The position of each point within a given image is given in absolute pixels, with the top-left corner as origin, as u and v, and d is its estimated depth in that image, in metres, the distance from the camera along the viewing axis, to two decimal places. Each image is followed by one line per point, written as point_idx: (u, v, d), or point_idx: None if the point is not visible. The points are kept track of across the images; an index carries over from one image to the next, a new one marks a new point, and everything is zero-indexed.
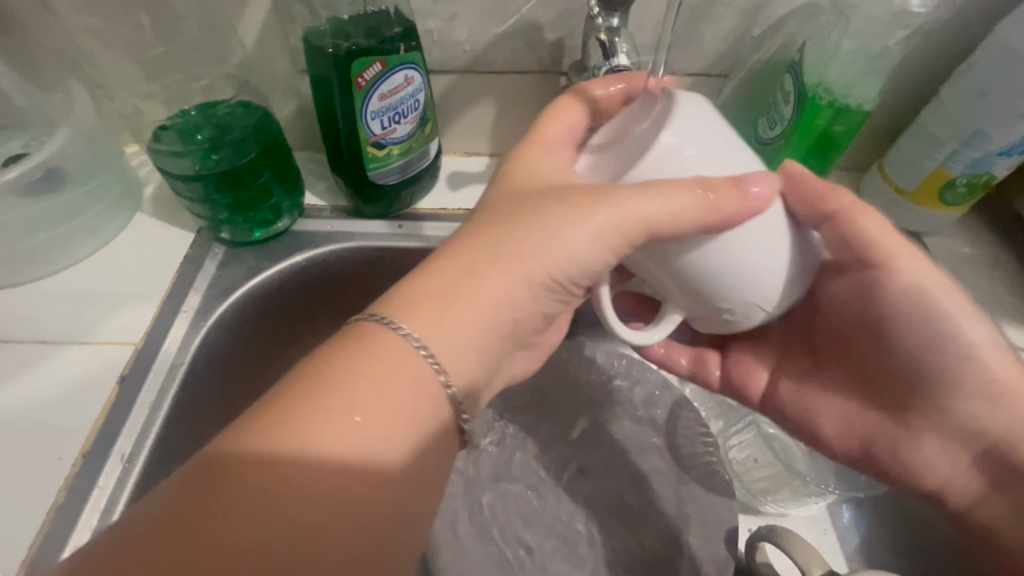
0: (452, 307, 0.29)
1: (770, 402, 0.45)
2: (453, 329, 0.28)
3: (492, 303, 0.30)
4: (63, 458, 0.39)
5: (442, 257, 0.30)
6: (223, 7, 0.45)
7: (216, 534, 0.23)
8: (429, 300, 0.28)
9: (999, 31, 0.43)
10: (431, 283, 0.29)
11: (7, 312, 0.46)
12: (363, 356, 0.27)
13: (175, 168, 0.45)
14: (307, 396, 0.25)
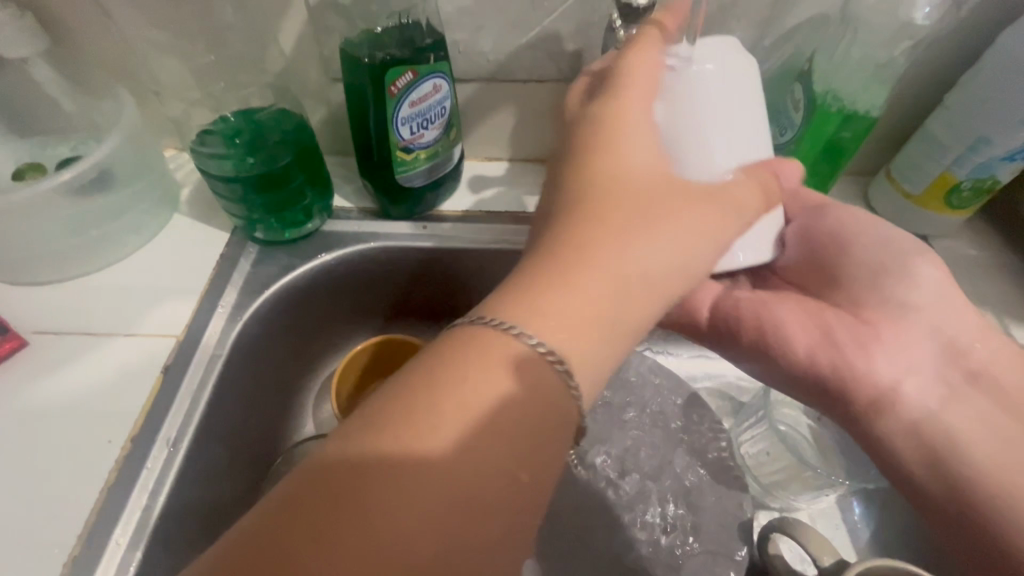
0: (578, 305, 0.29)
1: (724, 310, 0.44)
2: (575, 329, 0.28)
3: (611, 305, 0.29)
4: (113, 442, 0.42)
5: (565, 253, 0.30)
6: (264, 20, 0.47)
7: (351, 527, 0.23)
8: (555, 299, 0.29)
9: (1002, 42, 0.45)
10: (543, 288, 0.29)
11: (56, 305, 0.49)
12: (496, 360, 0.27)
13: (214, 170, 0.48)
14: (442, 400, 0.26)
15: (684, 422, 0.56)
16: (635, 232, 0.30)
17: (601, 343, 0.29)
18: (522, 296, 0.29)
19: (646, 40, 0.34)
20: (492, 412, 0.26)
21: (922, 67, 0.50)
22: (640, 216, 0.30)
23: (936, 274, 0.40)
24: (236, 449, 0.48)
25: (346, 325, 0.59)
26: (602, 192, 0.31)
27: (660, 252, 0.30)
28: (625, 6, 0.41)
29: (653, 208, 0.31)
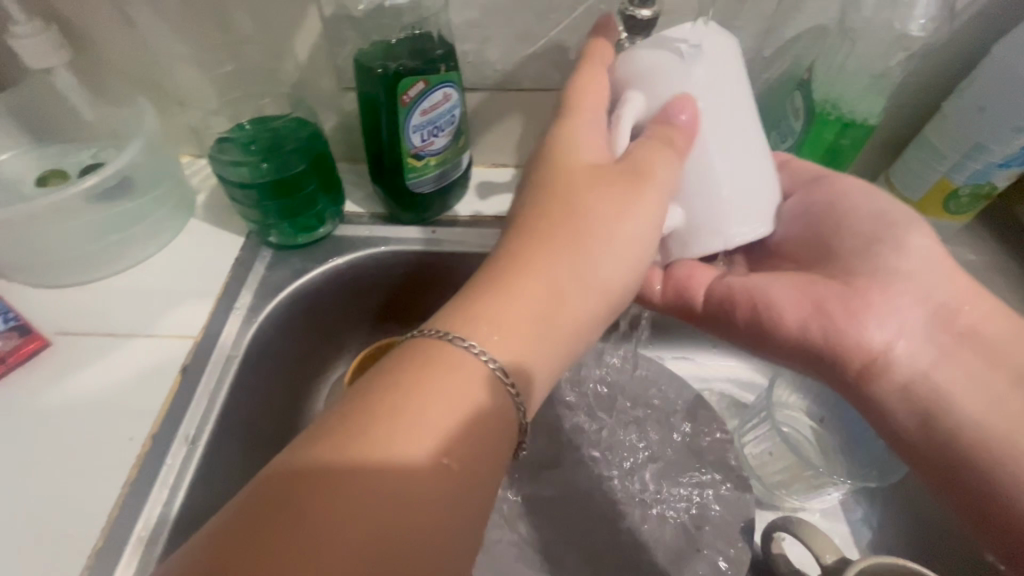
0: (513, 311, 0.32)
1: (719, 288, 0.45)
2: (514, 331, 0.31)
3: (547, 311, 0.32)
4: (134, 439, 0.43)
5: (500, 269, 0.33)
6: (280, 32, 0.49)
7: (300, 537, 0.24)
8: (492, 307, 0.32)
9: (997, 52, 0.47)
10: (489, 301, 0.32)
11: (77, 307, 0.50)
12: (434, 363, 0.29)
13: (231, 175, 0.49)
14: (384, 403, 0.28)
15: (687, 423, 0.57)
16: (573, 249, 0.33)
17: (537, 352, 0.32)
18: (469, 309, 0.32)
19: (611, 79, 0.38)
20: (447, 419, 0.28)
21: (919, 76, 0.52)
22: (575, 235, 0.34)
23: (927, 242, 0.40)
24: (250, 447, 0.49)
25: (356, 326, 0.60)
26: (539, 215, 0.35)
27: (594, 262, 0.33)
28: (629, 19, 0.42)
29: (584, 220, 0.34)
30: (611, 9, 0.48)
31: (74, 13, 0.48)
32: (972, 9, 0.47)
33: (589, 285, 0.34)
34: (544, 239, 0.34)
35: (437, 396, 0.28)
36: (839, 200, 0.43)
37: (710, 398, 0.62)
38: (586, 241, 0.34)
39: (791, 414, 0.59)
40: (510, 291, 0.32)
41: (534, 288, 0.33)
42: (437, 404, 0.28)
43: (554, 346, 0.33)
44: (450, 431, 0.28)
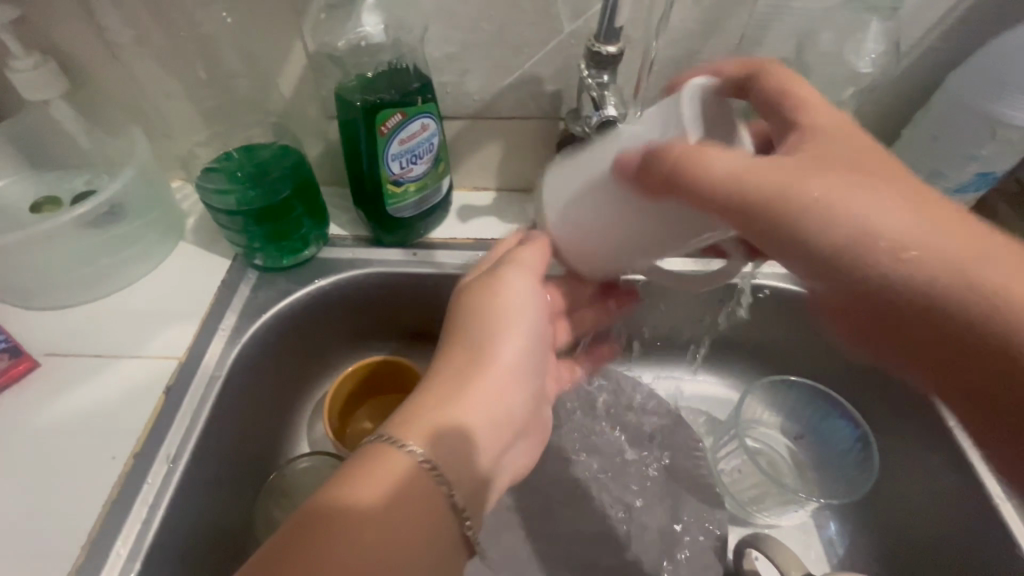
0: (448, 414, 0.37)
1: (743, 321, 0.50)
2: (449, 433, 0.36)
3: (478, 411, 0.38)
4: (116, 458, 0.44)
5: (436, 379, 0.39)
6: (266, 65, 0.51)
7: None
8: (430, 413, 0.37)
9: (950, 85, 0.48)
10: (428, 406, 0.37)
11: (67, 328, 0.52)
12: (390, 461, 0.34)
13: (218, 203, 0.51)
14: (351, 495, 0.33)
15: (662, 439, 0.59)
16: (486, 349, 0.39)
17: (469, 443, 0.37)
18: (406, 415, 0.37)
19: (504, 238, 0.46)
20: (403, 507, 0.33)
21: (878, 106, 0.54)
22: (496, 344, 0.40)
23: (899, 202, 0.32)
24: (231, 464, 0.51)
25: (342, 345, 0.62)
26: (467, 330, 0.40)
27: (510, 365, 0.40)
28: (595, 54, 0.45)
29: (501, 332, 0.40)
30: (582, 44, 0.51)
31: (70, 48, 0.50)
32: (925, 44, 0.49)
33: (506, 374, 0.40)
34: (471, 352, 0.39)
35: (382, 489, 0.33)
36: (766, 185, 0.29)
37: (688, 415, 0.63)
38: (499, 342, 0.40)
39: (764, 430, 0.60)
40: (428, 398, 0.38)
41: (454, 390, 0.38)
42: (394, 495, 0.33)
43: (485, 433, 0.38)
44: (396, 520, 0.32)
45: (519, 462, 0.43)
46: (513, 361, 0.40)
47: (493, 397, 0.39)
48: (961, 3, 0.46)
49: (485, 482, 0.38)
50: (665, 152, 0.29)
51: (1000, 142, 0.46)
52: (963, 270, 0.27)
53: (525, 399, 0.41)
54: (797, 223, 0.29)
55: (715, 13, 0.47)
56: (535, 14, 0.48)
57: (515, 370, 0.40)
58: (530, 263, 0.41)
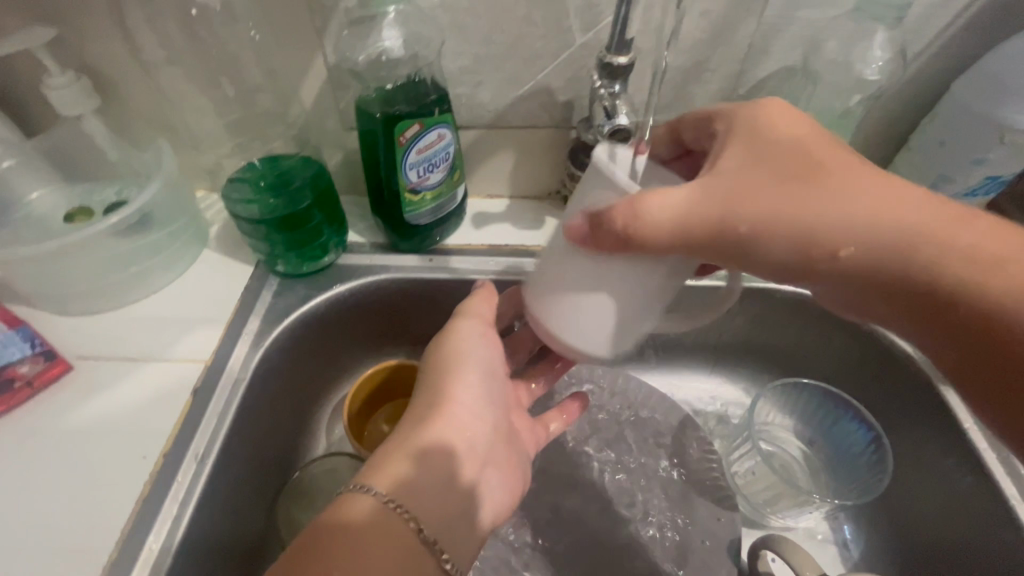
0: (410, 457, 0.39)
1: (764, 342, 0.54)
2: (411, 477, 0.39)
3: (441, 454, 0.40)
4: (147, 458, 0.46)
5: (398, 428, 0.42)
6: (289, 79, 0.53)
7: None
8: (390, 460, 0.39)
9: (955, 90, 0.49)
10: (391, 451, 0.40)
11: (97, 334, 0.54)
12: (354, 508, 0.37)
13: (243, 211, 0.53)
14: (316, 543, 0.35)
15: (675, 442, 0.60)
16: (444, 392, 0.42)
17: (436, 480, 0.39)
18: (372, 465, 0.40)
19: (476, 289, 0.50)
20: (366, 550, 0.35)
21: (885, 112, 0.55)
22: (450, 390, 0.43)
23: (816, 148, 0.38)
24: (255, 466, 0.52)
25: (359, 349, 0.63)
26: (425, 382, 0.44)
27: (466, 410, 0.43)
28: (606, 65, 0.46)
29: (455, 380, 0.43)
30: (593, 55, 0.52)
31: (103, 65, 0.53)
32: (930, 51, 0.50)
33: (465, 415, 0.42)
34: (426, 398, 0.43)
35: (359, 521, 0.36)
36: (724, 207, 0.33)
37: (701, 418, 0.64)
38: (455, 387, 0.43)
39: (777, 434, 0.60)
40: (393, 444, 0.41)
41: (418, 435, 0.40)
42: (359, 537, 0.35)
43: (454, 468, 0.40)
44: (371, 552, 0.35)
45: (500, 499, 0.43)
46: (468, 407, 0.43)
47: (456, 434, 0.41)
48: (965, 12, 0.47)
49: (463, 521, 0.39)
50: (618, 217, 0.32)
51: (1007, 147, 0.46)
52: (912, 234, 0.32)
53: (493, 436, 0.44)
54: (761, 228, 0.33)
55: (723, 24, 0.48)
56: (547, 27, 0.50)
57: (475, 410, 0.43)
58: (481, 314, 0.48)
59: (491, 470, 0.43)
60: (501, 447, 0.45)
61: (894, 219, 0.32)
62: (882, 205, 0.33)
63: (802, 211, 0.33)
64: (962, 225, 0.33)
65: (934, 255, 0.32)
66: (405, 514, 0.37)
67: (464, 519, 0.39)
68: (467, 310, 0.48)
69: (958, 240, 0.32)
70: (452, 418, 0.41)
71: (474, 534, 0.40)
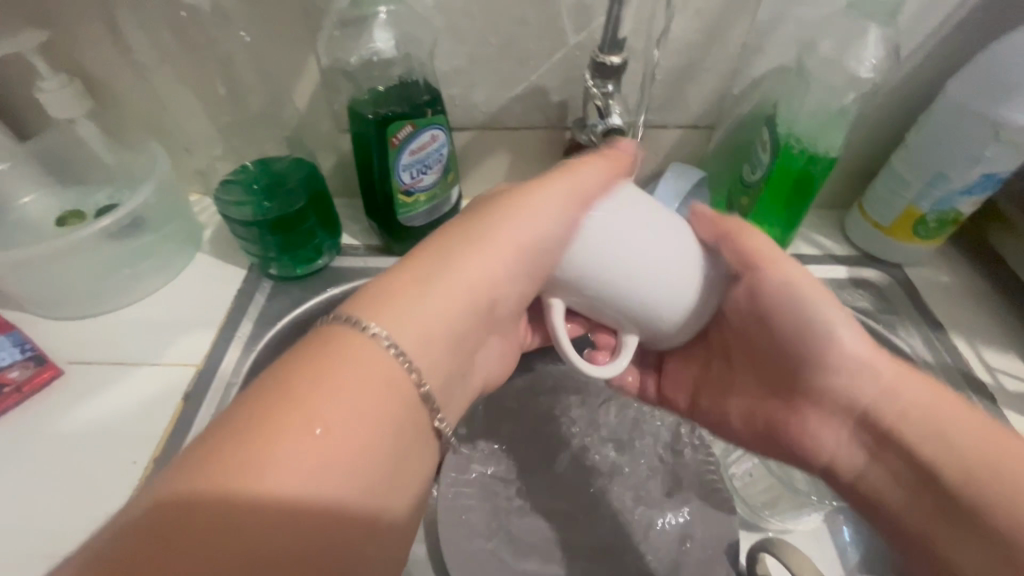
0: (425, 302, 0.34)
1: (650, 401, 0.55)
2: (423, 330, 0.33)
3: (458, 307, 0.35)
4: (137, 463, 0.45)
5: (413, 264, 0.36)
6: (282, 82, 0.53)
7: (201, 541, 0.24)
8: (397, 302, 0.33)
9: (950, 89, 0.49)
10: (404, 295, 0.34)
11: (88, 337, 0.54)
12: (345, 362, 0.30)
13: (234, 214, 0.52)
14: (289, 401, 0.28)
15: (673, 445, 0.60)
16: (489, 244, 0.37)
17: (449, 341, 0.35)
18: (377, 301, 0.33)
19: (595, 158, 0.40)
20: (363, 412, 0.29)
21: (880, 111, 0.55)
22: (480, 238, 0.37)
23: None
24: None
25: None
26: (471, 219, 0.39)
27: (497, 261, 0.37)
28: (599, 65, 0.46)
29: (494, 226, 0.38)
30: (587, 55, 0.52)
31: (96, 70, 0.52)
32: (925, 50, 0.50)
33: (493, 264, 0.37)
34: (459, 237, 0.38)
35: (366, 358, 0.30)
36: (784, 292, 0.41)
37: None
38: (495, 238, 0.37)
39: None
40: (407, 285, 0.35)
41: (444, 283, 0.35)
42: (338, 411, 0.28)
43: (464, 322, 0.36)
44: (367, 400, 0.29)
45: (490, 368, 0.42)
46: (499, 256, 0.37)
47: (483, 292, 0.37)
48: (959, 9, 0.47)
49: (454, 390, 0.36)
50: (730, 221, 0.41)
51: (1003, 144, 0.46)
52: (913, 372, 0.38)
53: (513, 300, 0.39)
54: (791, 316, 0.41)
55: (716, 23, 0.48)
56: (540, 27, 0.50)
57: (521, 267, 0.37)
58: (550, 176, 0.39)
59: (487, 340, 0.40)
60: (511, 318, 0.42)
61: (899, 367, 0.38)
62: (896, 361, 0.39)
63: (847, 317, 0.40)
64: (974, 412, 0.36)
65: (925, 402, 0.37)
66: (409, 367, 0.31)
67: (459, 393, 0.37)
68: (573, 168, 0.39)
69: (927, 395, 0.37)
70: (481, 264, 0.37)
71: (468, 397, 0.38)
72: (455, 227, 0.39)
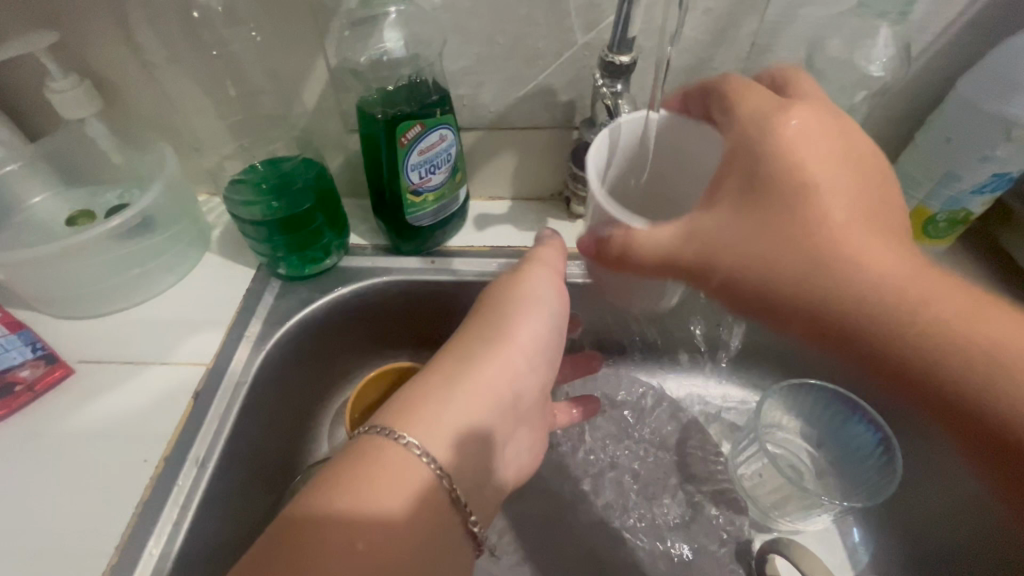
0: (449, 407, 0.37)
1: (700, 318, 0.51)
2: (447, 432, 0.36)
3: (483, 406, 0.39)
4: (149, 461, 0.46)
5: (431, 372, 0.40)
6: (291, 82, 0.54)
7: None
8: (420, 413, 0.37)
9: (960, 88, 0.49)
10: (427, 402, 0.37)
11: (98, 337, 0.54)
12: (380, 465, 0.34)
13: (244, 214, 0.53)
14: (335, 500, 0.32)
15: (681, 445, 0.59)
16: (502, 341, 0.41)
17: (475, 440, 0.37)
18: (402, 411, 0.37)
19: (546, 250, 0.48)
20: (396, 512, 0.32)
21: (889, 109, 0.55)
22: (493, 340, 0.41)
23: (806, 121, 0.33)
24: (255, 469, 0.52)
25: (359, 353, 0.63)
26: (479, 321, 0.43)
27: (510, 361, 0.41)
28: (608, 64, 0.46)
29: (506, 326, 0.42)
30: (595, 55, 0.52)
31: (106, 70, 0.53)
32: (934, 50, 0.50)
33: (513, 361, 0.41)
34: (467, 342, 0.42)
35: (396, 466, 0.34)
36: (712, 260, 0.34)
37: (705, 421, 0.63)
38: (506, 341, 0.41)
39: (785, 437, 0.59)
40: (426, 390, 0.38)
41: (456, 383, 0.39)
42: (374, 510, 0.32)
43: (490, 422, 0.39)
44: (402, 482, 0.33)
45: (524, 462, 0.44)
46: (518, 353, 0.42)
47: (503, 386, 0.40)
48: (970, 8, 0.47)
49: (485, 480, 0.38)
50: (614, 241, 0.36)
51: (1014, 143, 0.46)
52: (894, 308, 0.31)
53: (532, 388, 0.43)
54: (748, 266, 0.33)
55: (725, 22, 0.48)
56: (549, 26, 0.50)
57: (532, 360, 0.43)
58: (552, 264, 0.47)
59: (517, 432, 0.42)
60: (534, 409, 0.44)
61: (894, 281, 0.31)
62: (893, 276, 0.31)
63: (802, 269, 0.32)
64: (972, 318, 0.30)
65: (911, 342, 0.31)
66: (436, 470, 0.35)
67: (489, 493, 0.39)
68: (547, 263, 0.47)
69: (924, 314, 0.31)
70: (499, 364, 0.40)
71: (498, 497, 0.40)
72: (469, 331, 0.43)
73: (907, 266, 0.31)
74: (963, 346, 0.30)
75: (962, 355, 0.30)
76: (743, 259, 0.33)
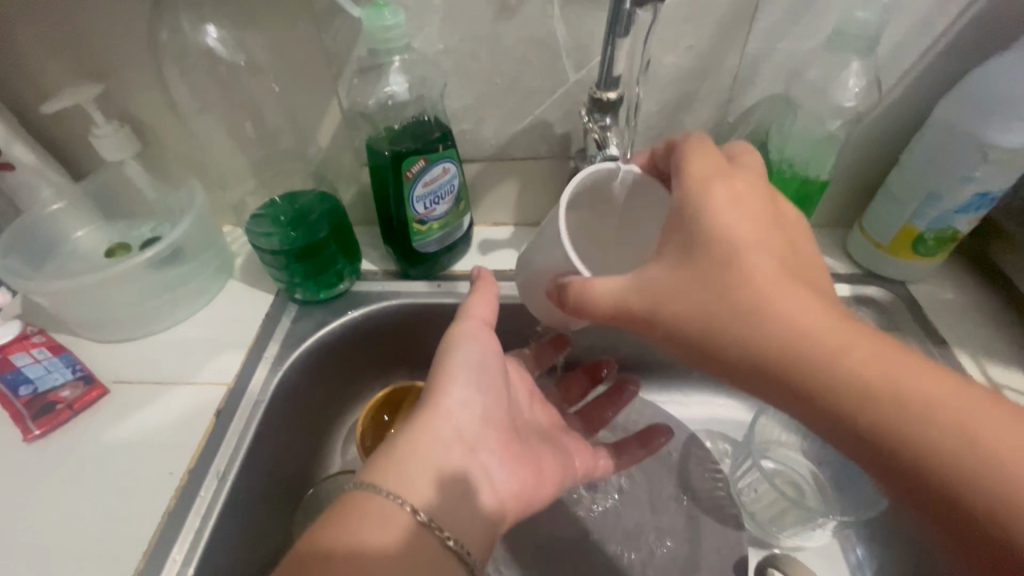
0: (402, 451, 0.41)
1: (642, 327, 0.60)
2: (403, 471, 0.40)
3: (432, 447, 0.42)
4: (173, 473, 0.49)
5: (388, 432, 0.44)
6: (308, 122, 0.58)
7: None
8: (378, 461, 0.41)
9: (938, 113, 0.51)
10: (383, 452, 0.42)
11: (133, 357, 0.59)
12: (343, 502, 0.39)
13: (264, 244, 0.57)
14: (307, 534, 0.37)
15: (681, 458, 0.61)
16: (437, 389, 0.44)
17: (431, 471, 0.41)
18: (368, 460, 0.42)
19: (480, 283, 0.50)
20: (357, 537, 0.37)
21: (872, 134, 0.57)
22: (430, 393, 0.45)
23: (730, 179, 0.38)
24: (272, 482, 0.55)
25: (369, 373, 0.67)
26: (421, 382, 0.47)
27: (449, 407, 0.44)
28: (596, 100, 0.50)
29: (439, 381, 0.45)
30: (586, 90, 0.56)
31: (144, 117, 0.58)
32: (910, 77, 0.52)
33: (452, 404, 0.44)
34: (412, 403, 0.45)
35: (357, 502, 0.39)
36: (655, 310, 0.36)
37: (705, 437, 0.64)
38: (441, 390, 0.44)
39: (783, 452, 0.60)
40: (383, 444, 0.43)
41: (407, 430, 0.43)
42: (337, 536, 0.36)
43: (443, 457, 0.42)
44: (382, 522, 0.38)
45: (503, 487, 0.45)
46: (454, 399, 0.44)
47: (444, 426, 0.43)
48: (940, 40, 0.49)
49: (462, 500, 0.41)
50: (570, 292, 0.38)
51: (991, 163, 0.48)
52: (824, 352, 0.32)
53: (479, 420, 0.45)
54: (697, 318, 0.35)
55: (706, 57, 0.51)
56: (542, 67, 0.54)
57: (470, 403, 0.45)
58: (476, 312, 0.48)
59: (483, 458, 0.45)
60: (490, 437, 0.46)
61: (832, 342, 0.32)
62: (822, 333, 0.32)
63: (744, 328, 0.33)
64: (895, 359, 0.31)
65: (860, 401, 0.31)
66: (394, 498, 0.39)
67: (468, 513, 0.41)
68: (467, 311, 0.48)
69: (851, 359, 0.31)
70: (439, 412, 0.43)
71: (479, 515, 0.42)
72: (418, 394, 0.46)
73: (828, 316, 0.33)
74: (893, 403, 0.30)
75: (902, 422, 0.30)
76: (688, 312, 0.35)
